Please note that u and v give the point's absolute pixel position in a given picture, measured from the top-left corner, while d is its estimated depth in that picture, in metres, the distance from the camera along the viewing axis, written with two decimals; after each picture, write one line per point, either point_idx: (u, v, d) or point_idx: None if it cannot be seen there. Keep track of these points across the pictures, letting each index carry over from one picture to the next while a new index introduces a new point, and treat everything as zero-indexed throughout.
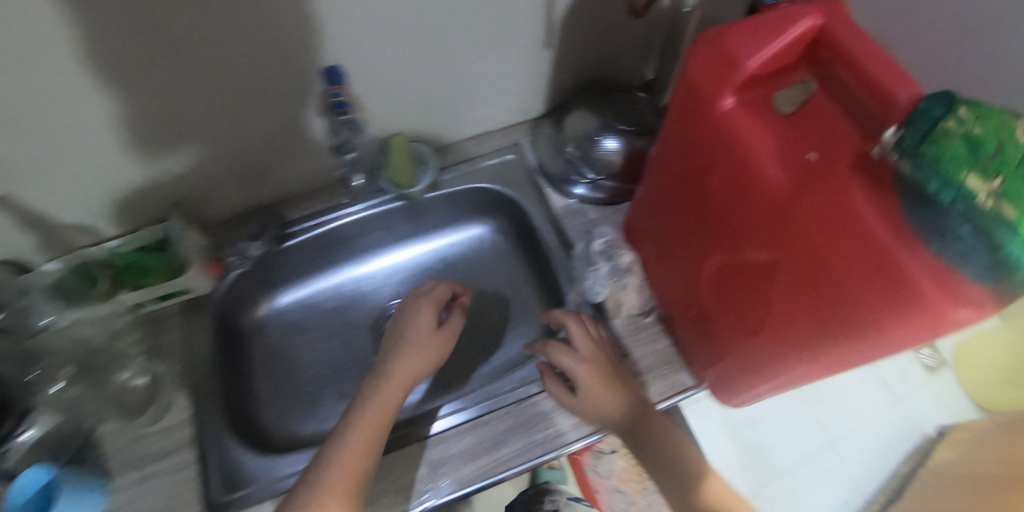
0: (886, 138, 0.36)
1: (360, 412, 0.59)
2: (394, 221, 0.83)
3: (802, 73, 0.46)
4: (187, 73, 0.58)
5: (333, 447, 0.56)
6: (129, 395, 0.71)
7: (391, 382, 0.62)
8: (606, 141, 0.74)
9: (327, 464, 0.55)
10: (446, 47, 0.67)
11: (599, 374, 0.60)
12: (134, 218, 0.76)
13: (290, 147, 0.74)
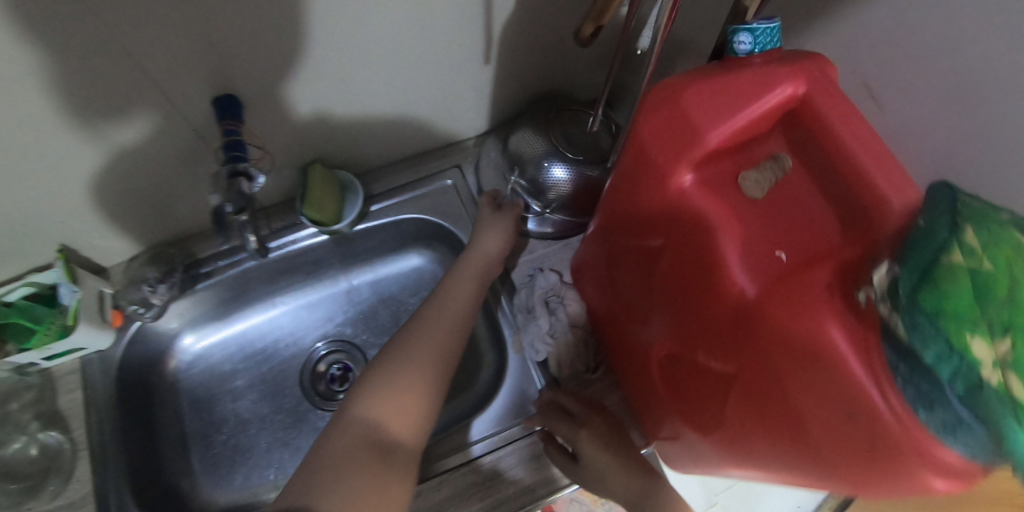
0: (881, 276, 0.32)
1: (408, 368, 0.56)
2: (321, 256, 0.74)
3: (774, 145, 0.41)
4: (34, 107, 0.47)
5: (367, 420, 0.52)
6: (19, 470, 0.62)
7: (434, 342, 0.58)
8: (554, 169, 0.66)
9: (377, 427, 0.52)
10: (374, 69, 0.58)
11: (601, 438, 0.55)
12: (12, 265, 0.65)
13: (192, 180, 0.64)
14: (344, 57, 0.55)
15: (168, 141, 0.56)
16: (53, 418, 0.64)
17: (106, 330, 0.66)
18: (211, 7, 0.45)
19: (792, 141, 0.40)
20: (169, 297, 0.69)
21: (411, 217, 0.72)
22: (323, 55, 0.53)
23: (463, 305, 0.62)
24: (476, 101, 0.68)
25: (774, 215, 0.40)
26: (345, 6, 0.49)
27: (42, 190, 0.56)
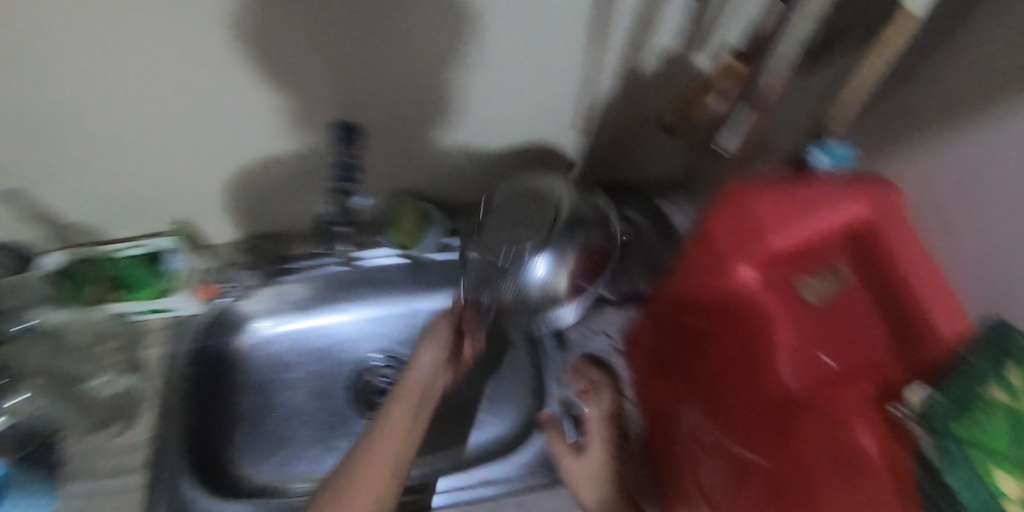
0: (918, 396, 0.34)
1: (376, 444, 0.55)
2: (394, 275, 0.80)
3: (839, 257, 0.43)
4: (197, 113, 0.58)
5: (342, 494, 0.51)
6: (98, 405, 0.70)
7: (409, 399, 0.60)
8: (537, 265, 0.62)
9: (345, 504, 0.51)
10: (470, 106, 0.64)
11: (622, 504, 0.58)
12: (137, 227, 0.76)
13: (300, 186, 0.73)
14: (451, 101, 0.62)
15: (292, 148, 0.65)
16: (133, 364, 0.74)
17: (197, 298, 0.75)
18: (348, 51, 0.54)
19: (855, 260, 0.42)
20: (256, 282, 0.77)
21: None
22: (433, 96, 0.61)
23: (424, 393, 0.62)
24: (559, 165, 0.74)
25: (825, 324, 0.43)
26: (456, 59, 0.57)
27: (182, 168, 0.66)
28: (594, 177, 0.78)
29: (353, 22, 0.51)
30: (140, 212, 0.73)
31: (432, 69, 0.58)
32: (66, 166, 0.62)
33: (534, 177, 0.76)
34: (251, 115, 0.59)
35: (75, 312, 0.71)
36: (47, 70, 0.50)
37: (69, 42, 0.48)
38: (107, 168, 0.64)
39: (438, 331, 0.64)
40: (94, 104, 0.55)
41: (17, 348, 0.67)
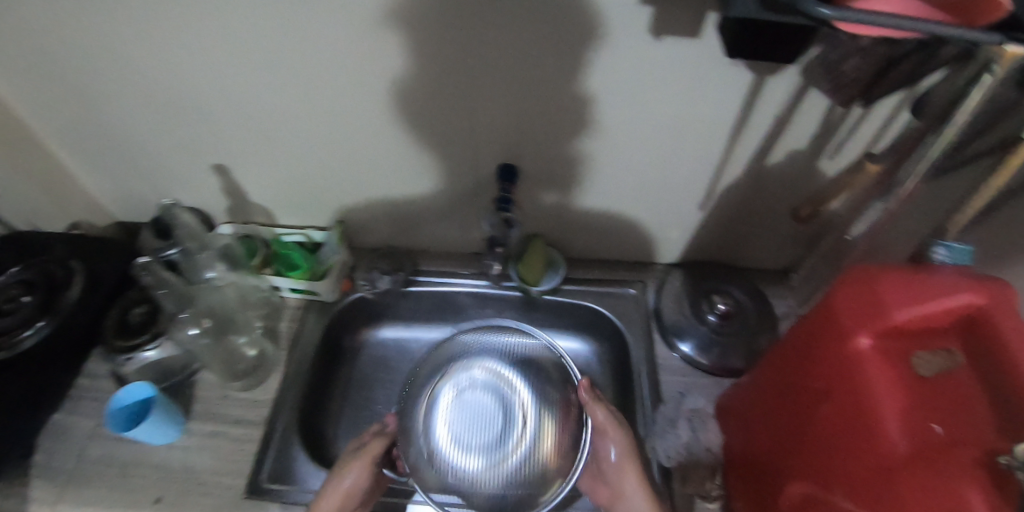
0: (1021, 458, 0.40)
1: None
2: (506, 308, 0.87)
3: (950, 341, 0.49)
4: (396, 134, 0.72)
5: None
6: (238, 360, 0.81)
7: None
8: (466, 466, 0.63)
9: None
10: (611, 172, 0.73)
11: None
12: (305, 219, 0.89)
13: (444, 213, 0.84)
14: (600, 164, 0.73)
15: (447, 175, 0.77)
16: (272, 333, 0.84)
17: (335, 288, 0.85)
18: (528, 107, 0.67)
19: (966, 345, 0.48)
20: (385, 288, 0.86)
21: (590, 306, 0.84)
22: (565, 143, 0.71)
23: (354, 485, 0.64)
24: (677, 237, 0.82)
25: (930, 395, 0.47)
26: (611, 129, 0.68)
27: (350, 173, 0.79)
28: (709, 256, 0.85)
29: (514, 63, 0.62)
30: (314, 206, 0.87)
31: (570, 117, 0.67)
32: (275, 152, 0.78)
33: (650, 245, 0.84)
34: (426, 137, 0.72)
35: (241, 276, 0.83)
36: (297, 76, 0.67)
37: (321, 59, 0.64)
38: (303, 162, 0.79)
39: (360, 465, 0.65)
40: (319, 111, 0.71)
41: (194, 292, 0.79)
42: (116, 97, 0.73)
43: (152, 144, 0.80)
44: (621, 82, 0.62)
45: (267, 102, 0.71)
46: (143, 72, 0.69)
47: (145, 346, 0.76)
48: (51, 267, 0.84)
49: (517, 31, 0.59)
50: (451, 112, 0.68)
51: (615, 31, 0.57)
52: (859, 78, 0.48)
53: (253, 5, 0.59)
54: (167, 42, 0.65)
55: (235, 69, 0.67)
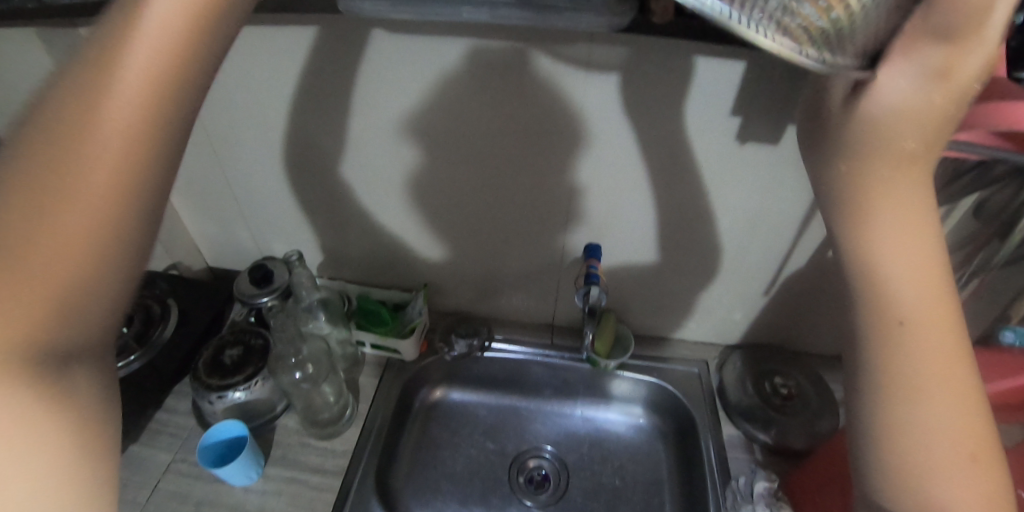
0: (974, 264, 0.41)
1: None
2: (573, 378, 0.92)
3: None
4: (495, 207, 0.80)
5: None
6: (322, 407, 0.84)
7: None
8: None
9: None
10: (684, 258, 0.81)
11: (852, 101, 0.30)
12: (389, 279, 0.95)
13: (525, 285, 0.90)
14: (677, 248, 0.80)
15: (534, 250, 0.84)
16: (350, 384, 0.88)
17: (415, 348, 0.90)
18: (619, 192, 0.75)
19: None
20: (462, 352, 0.91)
21: (653, 382, 0.89)
22: (642, 226, 0.78)
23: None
24: (741, 319, 0.88)
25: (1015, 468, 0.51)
26: (690, 219, 0.76)
27: (442, 239, 0.86)
28: (769, 339, 0.91)
29: (606, 147, 0.70)
30: (401, 269, 0.92)
31: (649, 196, 0.74)
32: (376, 215, 0.85)
33: (713, 326, 0.91)
34: (520, 212, 0.80)
35: (333, 325, 0.88)
36: (415, 149, 0.75)
37: (439, 139, 0.73)
38: (401, 226, 0.86)
39: None
40: (427, 181, 0.79)
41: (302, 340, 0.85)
42: (243, 156, 0.82)
43: (265, 197, 0.87)
44: (604, 173, 0.73)
45: (383, 172, 0.79)
46: (274, 138, 0.78)
47: (238, 385, 0.78)
48: (149, 304, 0.91)
49: (610, 122, 0.67)
50: (540, 189, 0.76)
51: (705, 134, 0.66)
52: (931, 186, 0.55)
53: (391, 89, 0.69)
54: (302, 114, 0.74)
55: (361, 140, 0.76)
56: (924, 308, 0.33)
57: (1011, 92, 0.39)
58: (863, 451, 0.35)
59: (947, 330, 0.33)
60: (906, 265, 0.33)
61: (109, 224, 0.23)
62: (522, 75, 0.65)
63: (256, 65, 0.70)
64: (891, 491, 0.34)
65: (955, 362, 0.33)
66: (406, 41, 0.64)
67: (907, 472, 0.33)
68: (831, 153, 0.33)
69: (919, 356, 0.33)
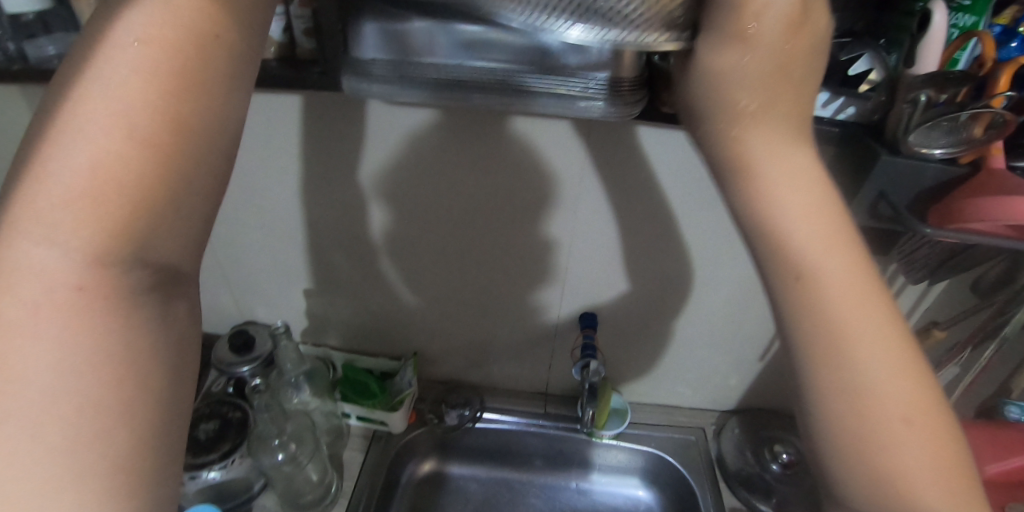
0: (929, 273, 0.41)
1: None
2: (569, 448, 0.89)
3: None
4: (490, 274, 0.78)
5: None
6: (302, 488, 0.77)
7: None
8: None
9: None
10: (680, 326, 0.81)
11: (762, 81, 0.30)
12: (377, 347, 0.92)
13: (518, 352, 0.87)
14: (673, 317, 0.80)
15: (529, 319, 0.83)
16: (333, 459, 0.83)
17: (404, 419, 0.86)
18: (617, 263, 0.75)
19: None
20: (453, 424, 0.87)
21: (652, 452, 0.86)
22: (639, 295, 0.77)
23: None
24: (737, 386, 0.87)
25: None
26: (685, 288, 0.76)
27: (433, 306, 0.84)
28: (766, 405, 0.89)
29: (601, 218, 0.70)
30: (391, 337, 0.89)
31: (644, 265, 0.74)
32: (366, 283, 0.83)
33: (709, 393, 0.89)
34: (515, 280, 0.78)
35: (319, 397, 0.83)
36: (410, 217, 0.74)
37: (433, 208, 0.72)
38: (391, 293, 0.83)
39: None
40: (420, 249, 0.77)
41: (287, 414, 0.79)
42: (230, 221, 0.79)
43: (249, 263, 0.85)
44: (598, 241, 0.72)
45: (375, 240, 0.77)
46: (264, 205, 0.76)
47: (213, 465, 0.72)
48: None
49: (608, 192, 0.67)
50: (535, 257, 0.75)
51: (703, 206, 0.67)
52: (928, 263, 0.55)
53: (389, 159, 0.68)
54: (295, 181, 0.72)
55: (354, 206, 0.74)
56: (823, 245, 0.30)
57: (1009, 186, 0.40)
58: (807, 405, 0.32)
59: (849, 264, 0.31)
60: (798, 203, 0.30)
61: (165, 155, 0.23)
62: (519, 147, 0.65)
63: (248, 133, 0.69)
64: (843, 439, 0.31)
65: (867, 294, 0.31)
66: (405, 113, 0.64)
67: (854, 413, 0.30)
68: (704, 110, 0.32)
69: (832, 296, 0.30)
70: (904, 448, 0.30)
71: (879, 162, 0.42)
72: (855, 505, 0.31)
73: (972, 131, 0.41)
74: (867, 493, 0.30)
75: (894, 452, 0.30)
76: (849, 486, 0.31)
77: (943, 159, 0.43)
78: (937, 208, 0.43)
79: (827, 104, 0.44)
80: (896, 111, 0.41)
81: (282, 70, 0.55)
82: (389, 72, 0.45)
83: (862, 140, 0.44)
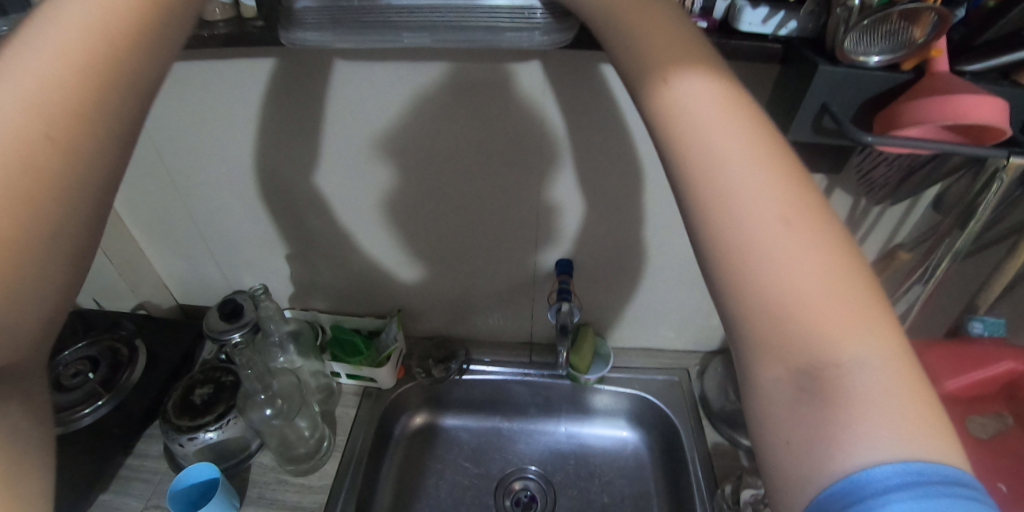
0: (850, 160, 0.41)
1: None
2: (555, 394, 0.90)
3: (998, 405, 0.58)
4: (464, 228, 0.79)
5: None
6: (296, 444, 0.80)
7: None
8: None
9: None
10: (656, 269, 0.81)
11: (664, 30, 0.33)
12: (363, 307, 0.93)
13: (500, 304, 0.89)
14: (649, 261, 0.80)
15: (506, 270, 0.84)
16: (326, 417, 0.85)
17: (392, 375, 0.88)
18: (587, 209, 0.75)
19: (1013, 407, 0.58)
20: (440, 376, 0.89)
21: (636, 394, 0.88)
22: (613, 239, 0.78)
23: None
24: (718, 325, 0.88)
25: (993, 456, 0.55)
26: (657, 231, 0.76)
27: (410, 264, 0.85)
28: None
29: (568, 162, 0.70)
30: (375, 297, 0.91)
31: (614, 207, 0.74)
32: (344, 244, 0.84)
33: (692, 334, 0.90)
34: (488, 231, 0.79)
35: (305, 357, 0.86)
36: (378, 175, 0.74)
37: (400, 164, 0.73)
38: (369, 253, 0.84)
39: None
40: (391, 207, 0.78)
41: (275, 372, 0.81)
42: (205, 193, 0.80)
43: (229, 232, 0.86)
44: (565, 188, 0.73)
45: (349, 201, 0.78)
46: (238, 172, 0.77)
47: (210, 426, 0.75)
48: (117, 346, 0.87)
49: (568, 136, 0.67)
50: (505, 207, 0.76)
51: None
52: (889, 182, 0.57)
53: (351, 117, 0.68)
54: (259, 144, 0.73)
55: (322, 168, 0.74)
56: (723, 120, 0.30)
57: (955, 86, 0.40)
58: (711, 279, 0.29)
59: (765, 162, 0.29)
60: (691, 82, 0.31)
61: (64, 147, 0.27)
62: (476, 92, 0.64)
63: (211, 101, 0.69)
64: (756, 328, 0.27)
65: (770, 155, 0.29)
66: (357, 69, 0.64)
67: (761, 293, 0.27)
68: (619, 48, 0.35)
69: (732, 163, 0.29)
70: (831, 332, 0.26)
71: (817, 73, 0.42)
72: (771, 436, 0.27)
73: (912, 33, 0.40)
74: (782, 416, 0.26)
75: (815, 333, 0.26)
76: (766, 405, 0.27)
77: (883, 67, 0.42)
78: (880, 115, 0.43)
79: (767, 20, 0.44)
80: (832, 19, 0.41)
81: (229, 27, 0.54)
82: (321, 18, 0.46)
83: (802, 53, 0.44)
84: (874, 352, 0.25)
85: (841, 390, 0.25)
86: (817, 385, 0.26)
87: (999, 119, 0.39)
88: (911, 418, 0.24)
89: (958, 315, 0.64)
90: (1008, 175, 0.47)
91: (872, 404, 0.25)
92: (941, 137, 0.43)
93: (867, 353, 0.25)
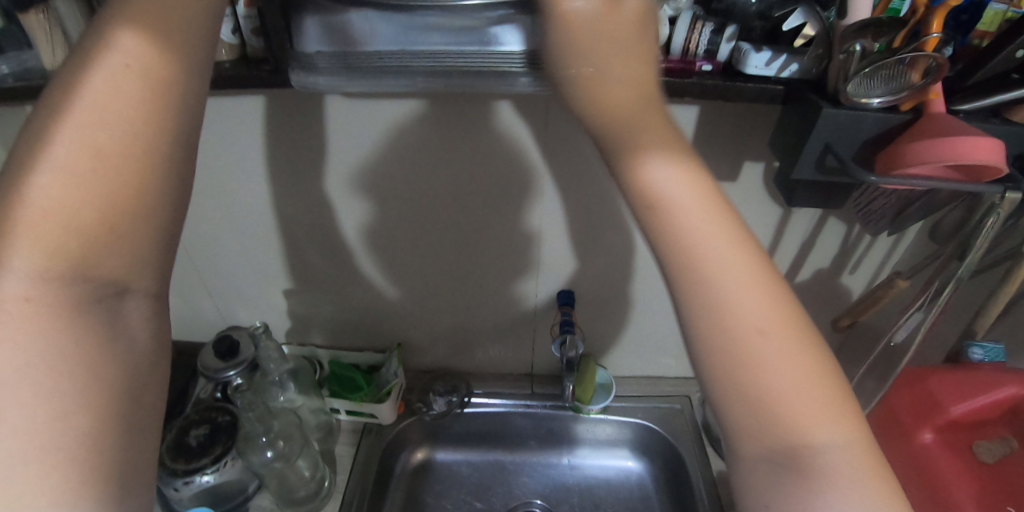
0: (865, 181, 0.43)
1: None
2: (557, 425, 0.90)
3: (1001, 429, 0.60)
4: (466, 261, 0.79)
5: None
6: (296, 485, 0.78)
7: None
8: None
9: None
10: (658, 299, 0.82)
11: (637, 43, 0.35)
12: (362, 342, 0.92)
13: (502, 336, 0.88)
14: (651, 291, 0.80)
15: (509, 302, 0.84)
16: (326, 455, 0.84)
17: (393, 411, 0.87)
18: (589, 242, 0.75)
19: (1016, 430, 0.59)
20: (441, 411, 0.88)
21: (639, 423, 0.88)
22: (613, 269, 0.78)
23: None
24: None
25: (997, 479, 0.57)
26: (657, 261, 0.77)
27: (411, 297, 0.84)
28: None
29: (569, 195, 0.71)
30: (375, 331, 0.90)
31: (615, 238, 0.75)
32: (346, 280, 0.83)
33: None
34: (488, 262, 0.79)
35: (305, 395, 0.85)
36: (380, 211, 0.74)
37: (403, 201, 0.73)
38: (370, 287, 0.84)
39: None
40: (392, 242, 0.78)
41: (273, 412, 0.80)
42: (203, 231, 0.79)
43: (226, 269, 0.84)
44: (566, 221, 0.73)
45: (349, 237, 0.78)
46: (238, 209, 0.76)
47: (206, 469, 0.71)
48: None
49: (570, 169, 0.68)
50: (508, 238, 0.76)
51: None
52: (886, 214, 0.58)
53: (358, 154, 0.68)
54: (260, 181, 0.72)
55: (324, 204, 0.74)
56: (682, 191, 0.33)
57: (952, 127, 0.41)
58: (685, 332, 0.34)
59: (717, 230, 0.33)
60: (636, 127, 0.34)
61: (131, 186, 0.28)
62: (478, 130, 0.65)
63: (212, 138, 0.68)
64: (727, 387, 0.32)
65: (718, 228, 0.33)
66: (366, 106, 0.64)
67: (736, 360, 0.32)
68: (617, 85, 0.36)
69: (720, 279, 0.32)
70: (803, 408, 0.31)
71: (821, 115, 0.43)
72: (752, 456, 0.33)
73: (909, 77, 0.42)
74: (757, 450, 0.32)
75: (795, 417, 0.31)
76: (742, 440, 0.33)
77: (884, 108, 0.44)
78: (882, 154, 0.45)
79: (770, 63, 0.46)
80: (834, 65, 0.43)
81: (234, 69, 0.54)
82: (332, 63, 0.47)
83: (803, 93, 0.46)
84: (838, 436, 0.32)
85: (807, 465, 0.32)
86: (789, 455, 0.32)
87: (995, 159, 0.41)
88: (861, 483, 0.32)
89: (956, 340, 0.66)
90: (1003, 209, 0.48)
91: (832, 473, 0.31)
92: (940, 177, 0.44)
93: (832, 437, 0.32)
